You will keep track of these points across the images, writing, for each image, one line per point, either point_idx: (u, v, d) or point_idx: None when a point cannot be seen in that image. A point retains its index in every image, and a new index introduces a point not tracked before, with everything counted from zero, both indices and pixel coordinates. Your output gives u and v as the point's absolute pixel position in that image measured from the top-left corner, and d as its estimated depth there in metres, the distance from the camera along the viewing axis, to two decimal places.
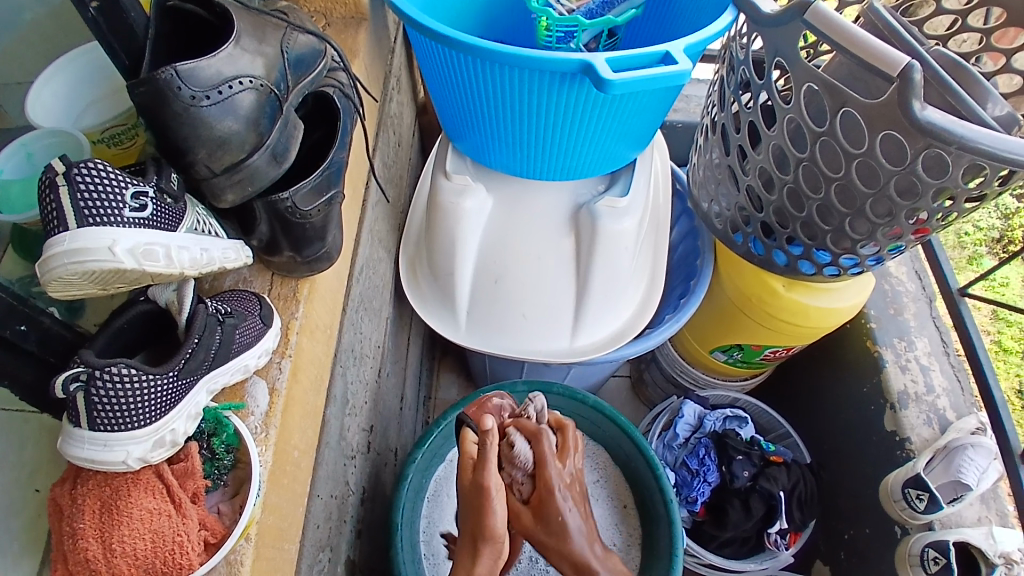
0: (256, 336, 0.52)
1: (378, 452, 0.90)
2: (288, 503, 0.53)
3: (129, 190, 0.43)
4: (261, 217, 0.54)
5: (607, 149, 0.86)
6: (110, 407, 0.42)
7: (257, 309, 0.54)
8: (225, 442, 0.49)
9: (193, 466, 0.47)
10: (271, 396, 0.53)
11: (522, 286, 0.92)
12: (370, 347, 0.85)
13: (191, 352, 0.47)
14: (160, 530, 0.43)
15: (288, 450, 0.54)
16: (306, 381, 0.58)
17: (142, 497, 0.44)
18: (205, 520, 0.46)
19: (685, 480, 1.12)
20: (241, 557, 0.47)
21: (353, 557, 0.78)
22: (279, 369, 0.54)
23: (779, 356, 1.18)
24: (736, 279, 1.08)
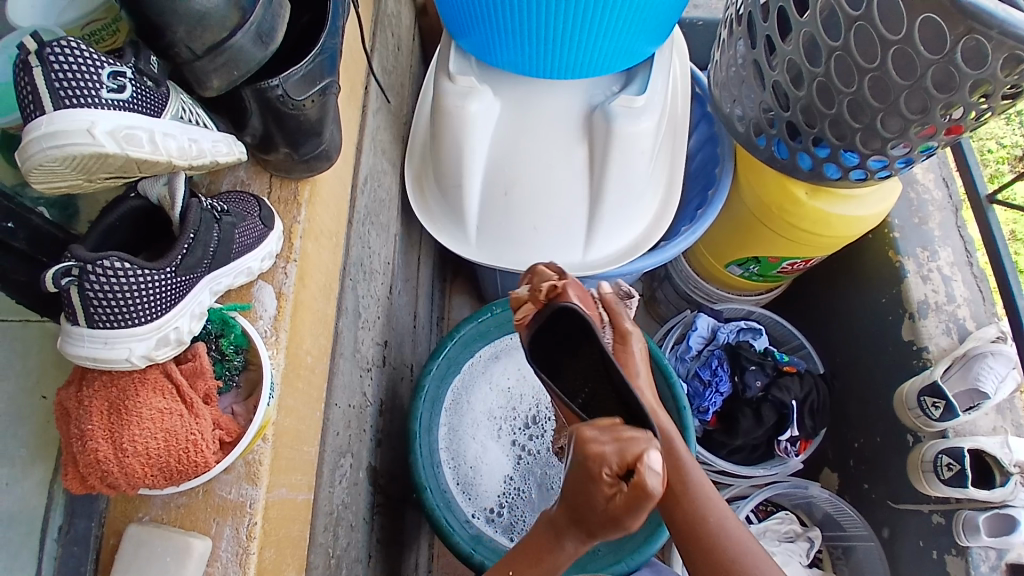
0: (257, 238, 0.51)
1: (393, 366, 0.91)
2: (303, 407, 0.54)
3: (105, 69, 0.41)
4: (252, 110, 0.51)
5: (622, 44, 0.81)
6: (106, 303, 0.41)
7: (256, 210, 0.52)
8: (234, 343, 0.49)
9: (202, 366, 0.46)
10: (277, 301, 0.52)
11: (534, 197, 0.89)
12: (380, 262, 0.83)
13: (187, 249, 0.45)
14: (172, 430, 0.43)
15: (299, 354, 0.53)
16: (313, 287, 0.57)
17: (150, 397, 0.44)
18: (218, 420, 0.46)
19: (696, 391, 1.12)
20: (260, 457, 0.48)
21: (374, 464, 0.80)
22: (284, 274, 0.53)
23: (797, 268, 1.15)
24: (757, 187, 1.03)
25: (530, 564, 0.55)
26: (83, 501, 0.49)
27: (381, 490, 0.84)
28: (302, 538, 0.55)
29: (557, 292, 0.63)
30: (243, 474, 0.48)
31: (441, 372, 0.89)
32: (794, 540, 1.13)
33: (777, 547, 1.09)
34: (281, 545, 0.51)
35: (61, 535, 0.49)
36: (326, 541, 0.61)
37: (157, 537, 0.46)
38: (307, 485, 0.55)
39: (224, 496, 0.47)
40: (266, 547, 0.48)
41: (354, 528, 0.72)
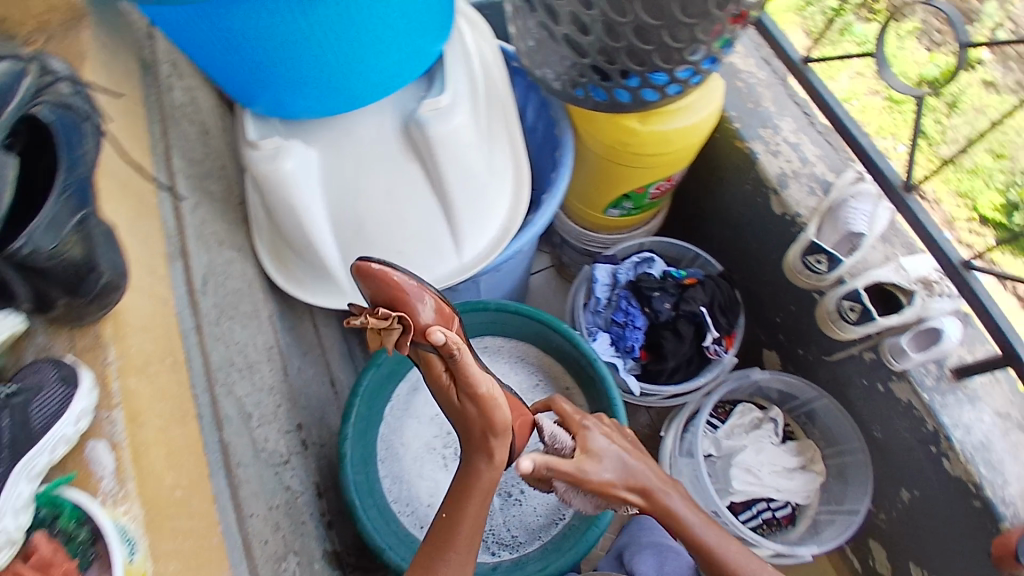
0: (63, 402, 0.52)
1: (318, 443, 0.89)
2: (184, 545, 0.54)
3: None
4: (14, 279, 0.52)
5: (405, 53, 0.80)
6: None
7: (54, 375, 0.53)
8: (72, 518, 0.49)
9: (44, 555, 0.47)
10: (114, 453, 0.53)
11: (387, 226, 0.88)
12: (260, 350, 0.81)
13: None
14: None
15: (162, 494, 0.54)
16: (152, 421, 0.57)
17: None
18: None
19: (618, 335, 1.16)
20: None
21: (330, 544, 0.80)
22: (111, 422, 0.54)
23: (665, 190, 1.20)
24: (598, 133, 1.07)
25: (462, 495, 0.76)
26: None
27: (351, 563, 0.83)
28: None
29: (384, 318, 0.72)
30: None
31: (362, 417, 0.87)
32: (760, 426, 1.24)
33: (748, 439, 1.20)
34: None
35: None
36: None
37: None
38: None
39: None
40: None
41: None
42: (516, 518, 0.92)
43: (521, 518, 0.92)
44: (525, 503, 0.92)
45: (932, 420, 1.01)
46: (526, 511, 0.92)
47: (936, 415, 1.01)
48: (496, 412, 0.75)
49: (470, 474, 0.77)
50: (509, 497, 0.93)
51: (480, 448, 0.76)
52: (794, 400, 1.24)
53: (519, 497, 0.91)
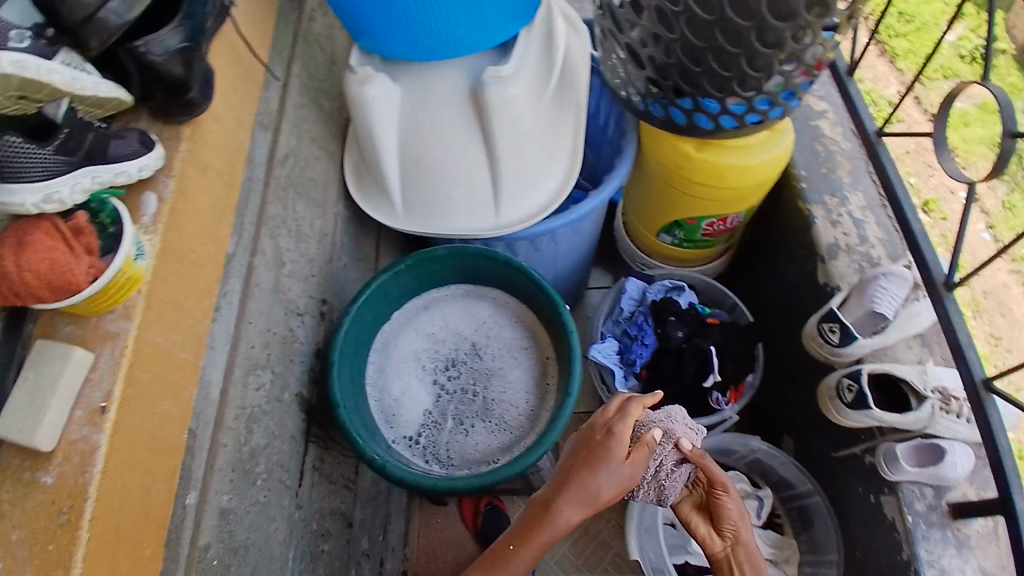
0: (134, 151, 0.61)
1: (333, 321, 1.09)
2: (179, 321, 0.64)
3: (11, 30, 0.53)
4: (128, 65, 0.62)
5: (484, 21, 0.95)
6: (8, 161, 0.52)
7: (139, 136, 0.63)
8: (111, 216, 0.58)
9: (82, 225, 0.56)
10: (159, 204, 0.63)
11: (440, 168, 1.05)
12: (313, 229, 1.03)
13: (65, 136, 0.56)
14: (52, 260, 0.53)
15: (183, 251, 0.66)
16: (204, 207, 0.69)
17: (40, 239, 0.53)
18: (97, 263, 0.56)
19: (625, 346, 1.19)
20: (136, 304, 0.59)
21: (307, 395, 0.98)
22: (166, 184, 0.65)
23: (719, 229, 1.25)
24: (657, 153, 1.13)
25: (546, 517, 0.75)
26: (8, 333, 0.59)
27: (320, 419, 1.01)
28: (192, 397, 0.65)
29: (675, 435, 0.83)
30: (124, 312, 0.59)
31: (366, 315, 1.01)
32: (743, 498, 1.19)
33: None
34: (161, 385, 0.61)
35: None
36: (235, 429, 0.78)
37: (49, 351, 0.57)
38: (190, 378, 0.65)
39: (109, 327, 0.58)
40: (127, 408, 0.57)
41: (279, 434, 0.88)
42: (455, 446, 0.99)
43: (463, 446, 0.99)
44: (472, 437, 1.00)
45: (910, 550, 0.91)
46: (469, 443, 0.99)
47: (913, 549, 0.90)
48: (620, 466, 0.76)
49: (592, 469, 0.75)
50: (460, 426, 1.01)
51: (589, 466, 0.76)
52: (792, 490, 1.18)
53: (469, 430, 1.00)
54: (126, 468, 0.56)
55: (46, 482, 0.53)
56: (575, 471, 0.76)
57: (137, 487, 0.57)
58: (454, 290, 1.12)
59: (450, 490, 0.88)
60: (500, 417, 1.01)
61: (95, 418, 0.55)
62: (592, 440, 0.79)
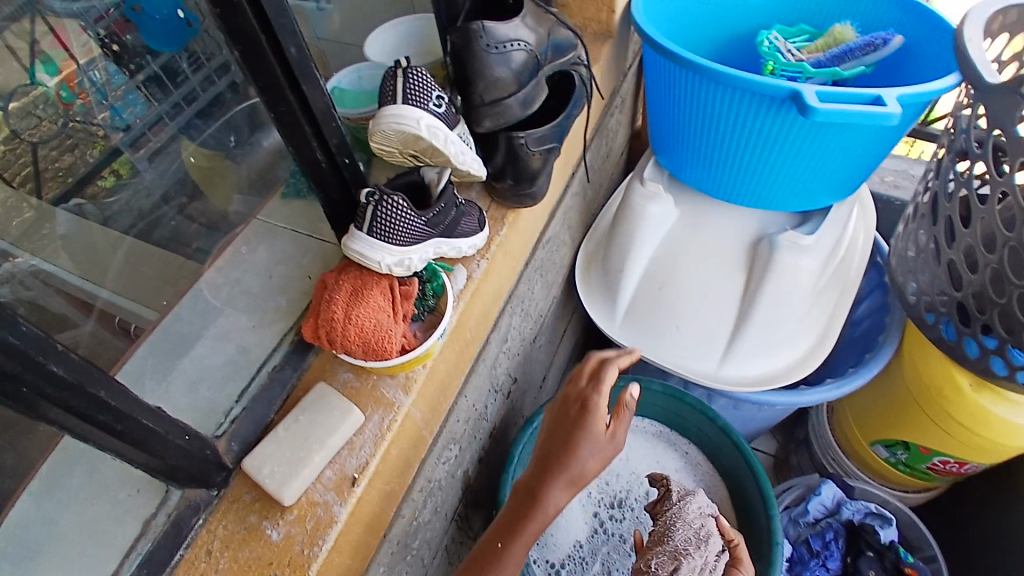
0: (472, 230, 0.61)
1: (514, 400, 1.05)
2: (437, 400, 0.62)
3: (436, 92, 0.53)
4: (500, 148, 0.64)
5: (805, 195, 0.86)
6: (388, 220, 0.51)
7: (478, 214, 0.63)
8: (434, 290, 0.58)
9: (411, 293, 0.54)
10: (467, 281, 0.62)
11: (685, 299, 0.99)
12: (536, 310, 1.01)
13: (438, 210, 0.55)
14: (382, 325, 0.51)
15: (467, 330, 0.64)
16: (492, 289, 0.68)
17: (376, 294, 0.52)
18: (407, 335, 0.54)
19: (801, 557, 1.11)
20: (415, 379, 0.58)
21: (471, 472, 0.93)
22: (478, 265, 0.64)
23: (949, 470, 1.10)
24: (920, 365, 1.03)
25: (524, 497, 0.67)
26: (294, 357, 0.59)
27: (470, 499, 0.96)
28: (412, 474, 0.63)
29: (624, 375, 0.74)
30: (401, 382, 0.57)
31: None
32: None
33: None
34: (398, 462, 0.58)
35: (239, 407, 0.57)
36: (417, 501, 0.75)
37: (329, 397, 0.55)
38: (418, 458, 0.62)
39: (385, 392, 0.57)
40: (372, 486, 0.54)
41: (438, 510, 0.84)
42: None
43: None
44: None
45: None
46: None
47: None
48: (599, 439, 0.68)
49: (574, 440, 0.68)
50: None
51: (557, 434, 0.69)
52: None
53: None
54: (345, 547, 0.53)
55: (272, 537, 0.50)
56: (546, 468, 0.67)
57: (343, 566, 0.54)
58: (645, 420, 1.00)
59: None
60: None
61: (344, 487, 0.52)
62: (570, 419, 0.70)
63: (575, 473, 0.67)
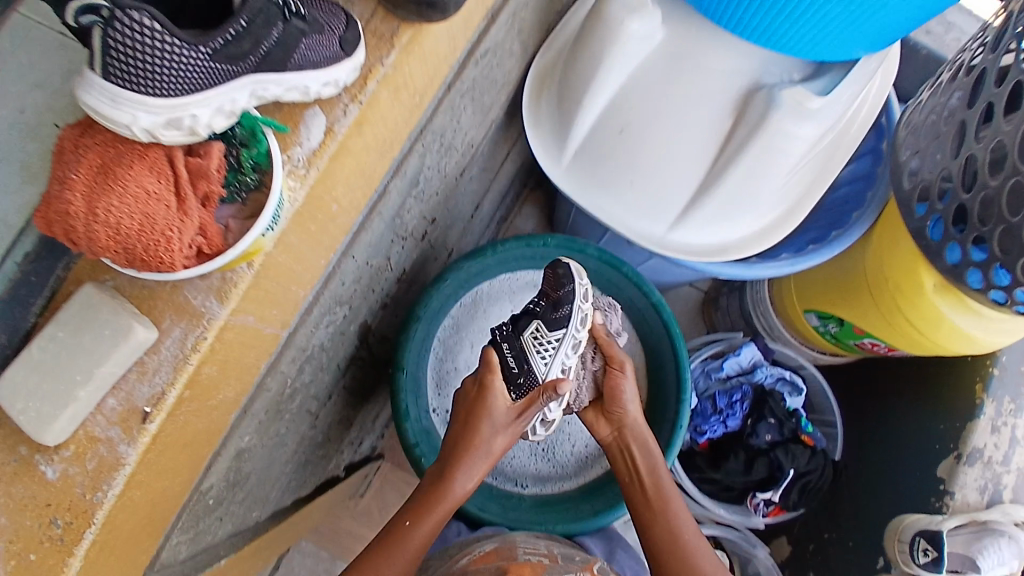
0: (328, 58, 0.40)
1: (432, 243, 0.89)
2: (281, 295, 0.46)
3: (177, 58, 0.32)
4: None
5: (830, 40, 0.64)
6: (134, 65, 0.31)
7: (340, 30, 0.42)
8: (254, 159, 0.38)
9: (210, 166, 0.36)
10: (325, 136, 0.42)
11: (649, 148, 0.81)
12: (463, 140, 0.79)
13: (234, 35, 0.35)
14: (154, 220, 0.34)
15: (325, 198, 0.45)
16: (371, 139, 0.48)
17: (141, 173, 0.34)
18: (206, 225, 0.37)
19: (703, 411, 1.03)
20: (237, 281, 0.41)
21: (371, 322, 0.80)
22: (344, 111, 0.43)
23: (877, 351, 1.03)
24: (887, 254, 0.91)
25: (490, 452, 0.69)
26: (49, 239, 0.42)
27: (370, 347, 0.85)
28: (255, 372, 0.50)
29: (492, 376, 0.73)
30: (214, 286, 0.41)
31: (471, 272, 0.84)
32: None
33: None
34: (227, 368, 0.44)
35: None
36: (287, 371, 0.61)
37: (98, 311, 0.39)
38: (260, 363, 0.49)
39: (189, 298, 0.40)
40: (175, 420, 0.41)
41: (325, 373, 0.72)
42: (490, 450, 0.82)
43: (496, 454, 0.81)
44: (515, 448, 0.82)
45: None
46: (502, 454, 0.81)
47: None
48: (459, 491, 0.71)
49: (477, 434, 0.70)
50: None
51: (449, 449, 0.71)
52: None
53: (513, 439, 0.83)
54: (154, 471, 0.42)
55: (45, 476, 0.39)
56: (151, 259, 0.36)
57: (151, 498, 0.44)
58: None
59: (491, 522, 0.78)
60: (553, 447, 0.82)
61: (132, 424, 0.40)
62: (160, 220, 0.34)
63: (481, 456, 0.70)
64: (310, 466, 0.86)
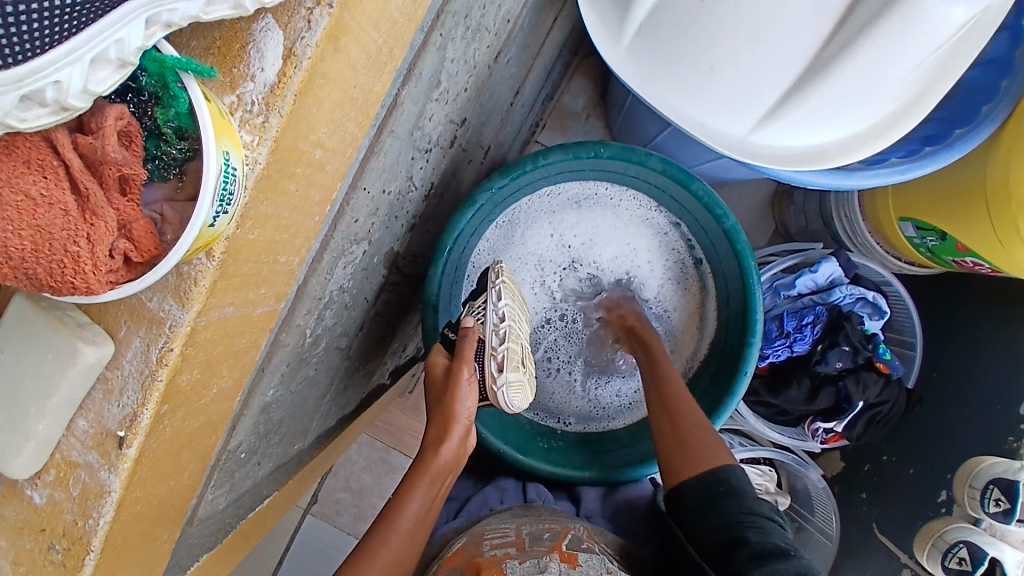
0: None
1: (464, 149, 0.75)
2: (264, 270, 0.36)
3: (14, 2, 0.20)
4: None
5: None
6: None
7: None
8: (176, 121, 0.28)
9: (106, 146, 0.26)
10: (284, 64, 0.29)
11: (734, 25, 0.62)
12: (497, 20, 0.61)
13: None
14: (50, 233, 0.25)
15: (303, 146, 0.33)
16: (360, 50, 0.34)
17: (16, 173, 0.25)
18: (130, 223, 0.27)
19: (766, 333, 0.93)
20: (196, 276, 0.31)
21: (398, 248, 0.70)
22: (307, 21, 0.29)
23: (971, 269, 0.87)
24: (1021, 159, 0.71)
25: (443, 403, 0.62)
26: None
27: (400, 272, 0.76)
28: (255, 350, 0.42)
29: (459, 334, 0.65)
30: (170, 286, 0.31)
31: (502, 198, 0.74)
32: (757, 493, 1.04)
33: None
34: (212, 366, 0.36)
35: None
36: (304, 323, 0.52)
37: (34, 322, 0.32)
38: (256, 342, 0.41)
39: (142, 301, 0.31)
40: (154, 439, 0.34)
41: (349, 313, 0.65)
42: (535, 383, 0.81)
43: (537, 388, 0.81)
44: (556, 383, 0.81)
45: None
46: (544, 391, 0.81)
47: None
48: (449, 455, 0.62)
49: (446, 392, 0.62)
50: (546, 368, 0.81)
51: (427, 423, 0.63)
52: (804, 511, 1.05)
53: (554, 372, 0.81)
54: (151, 481, 0.36)
55: (35, 500, 0.35)
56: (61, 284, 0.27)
57: (155, 501, 0.39)
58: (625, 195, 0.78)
59: (531, 469, 0.74)
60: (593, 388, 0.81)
61: (109, 449, 0.33)
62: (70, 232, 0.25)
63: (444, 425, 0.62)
64: (351, 389, 0.81)
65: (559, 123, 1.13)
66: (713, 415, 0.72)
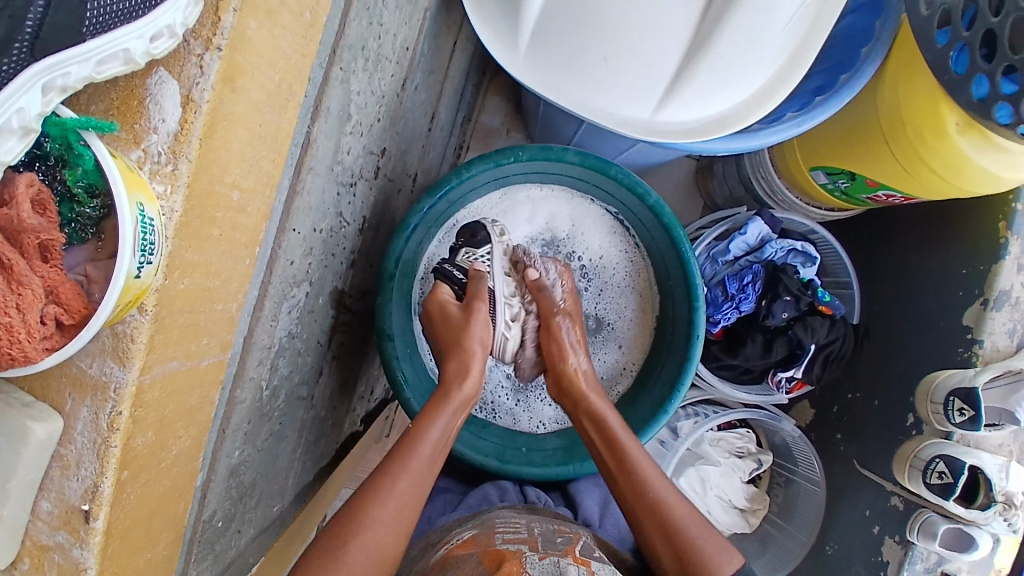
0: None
1: (390, 179, 0.77)
2: (202, 320, 0.36)
3: None
4: None
5: None
6: None
7: None
8: (84, 179, 0.28)
9: (21, 214, 0.27)
10: (184, 110, 0.30)
11: (616, 15, 0.66)
12: (396, 49, 0.64)
13: None
14: None
15: (219, 189, 0.34)
16: (260, 89, 0.35)
17: None
18: (56, 287, 0.28)
19: (713, 299, 0.97)
20: (132, 332, 0.31)
21: (342, 286, 0.71)
22: (201, 66, 0.30)
23: (889, 201, 0.93)
24: (902, 91, 0.77)
25: (456, 341, 0.69)
26: None
27: (350, 310, 0.76)
28: (209, 405, 0.41)
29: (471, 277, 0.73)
30: (109, 347, 0.31)
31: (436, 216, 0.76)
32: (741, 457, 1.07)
33: (724, 458, 1.03)
34: (166, 425, 0.36)
35: None
36: (258, 374, 0.52)
37: None
38: (208, 395, 0.40)
39: (83, 369, 0.31)
40: (120, 507, 0.34)
41: (305, 358, 0.65)
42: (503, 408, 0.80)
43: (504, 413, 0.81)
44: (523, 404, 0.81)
45: None
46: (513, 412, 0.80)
47: None
48: (467, 387, 0.67)
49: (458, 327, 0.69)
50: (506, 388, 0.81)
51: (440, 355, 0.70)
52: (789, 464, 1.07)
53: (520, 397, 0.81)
54: (125, 554, 0.35)
55: None
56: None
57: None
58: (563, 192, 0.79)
59: (515, 474, 0.75)
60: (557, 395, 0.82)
61: (77, 525, 0.32)
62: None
63: (460, 356, 0.68)
64: (323, 438, 0.80)
65: (481, 142, 1.16)
66: (678, 384, 0.74)
